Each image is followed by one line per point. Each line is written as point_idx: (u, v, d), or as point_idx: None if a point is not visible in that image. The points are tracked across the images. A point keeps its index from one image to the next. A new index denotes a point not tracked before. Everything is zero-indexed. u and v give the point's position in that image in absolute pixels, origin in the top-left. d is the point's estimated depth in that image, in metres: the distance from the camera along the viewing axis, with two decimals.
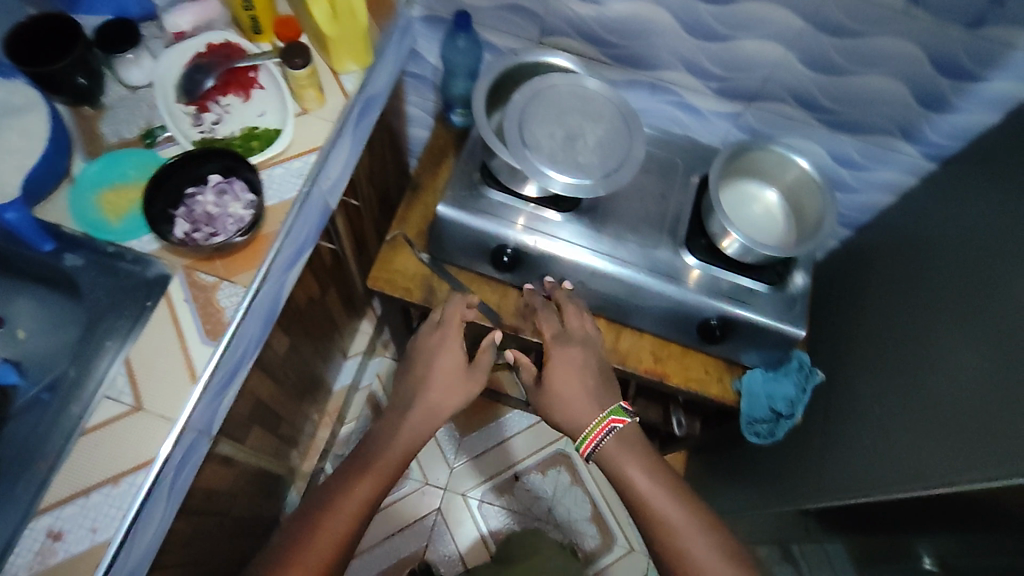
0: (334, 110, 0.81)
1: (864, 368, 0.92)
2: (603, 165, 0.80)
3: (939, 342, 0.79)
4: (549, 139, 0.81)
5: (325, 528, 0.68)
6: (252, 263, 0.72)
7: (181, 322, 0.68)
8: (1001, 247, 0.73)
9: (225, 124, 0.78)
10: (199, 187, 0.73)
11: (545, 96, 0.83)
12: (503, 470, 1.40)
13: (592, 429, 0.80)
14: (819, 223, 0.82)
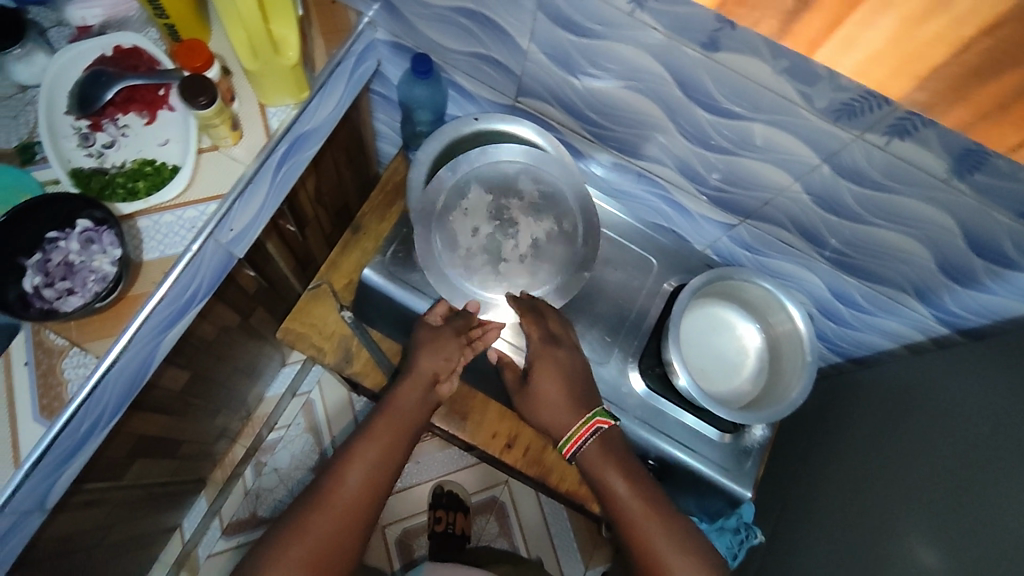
0: (250, 150, 0.71)
1: (824, 519, 0.81)
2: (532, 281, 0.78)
3: (895, 547, 0.66)
4: (480, 241, 0.78)
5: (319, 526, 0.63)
6: (112, 330, 0.63)
7: (17, 393, 0.61)
8: (980, 474, 0.61)
9: (118, 150, 0.69)
10: (64, 231, 0.64)
11: (492, 183, 0.78)
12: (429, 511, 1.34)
13: (574, 431, 0.72)
14: (788, 389, 0.73)
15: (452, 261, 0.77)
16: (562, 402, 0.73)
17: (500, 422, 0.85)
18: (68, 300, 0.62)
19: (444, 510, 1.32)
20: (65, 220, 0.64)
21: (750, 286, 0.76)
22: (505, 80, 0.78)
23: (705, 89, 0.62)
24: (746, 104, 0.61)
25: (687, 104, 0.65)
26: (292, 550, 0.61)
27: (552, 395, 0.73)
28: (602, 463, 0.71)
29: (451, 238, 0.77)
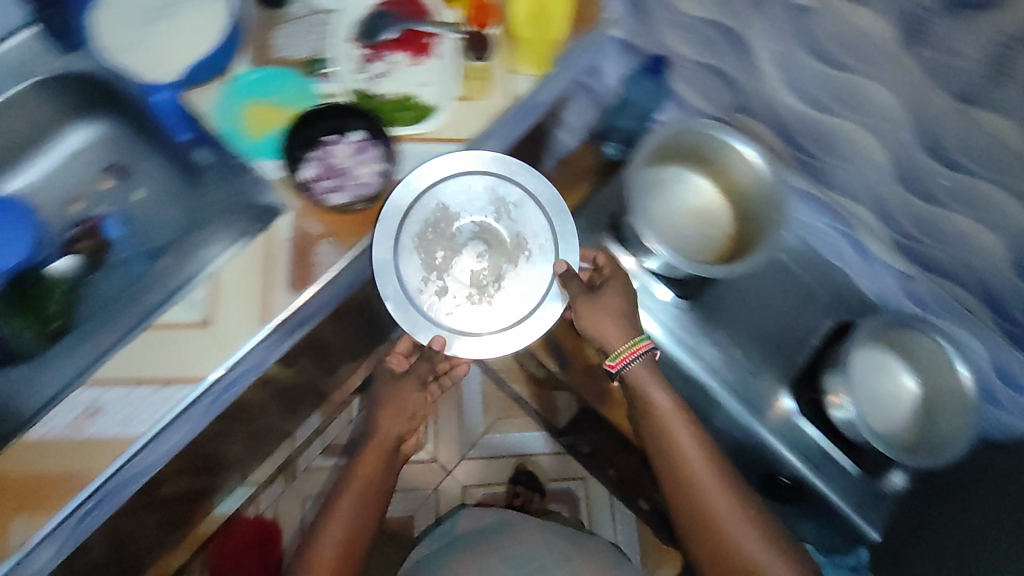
0: (493, 108, 0.77)
1: None
2: (511, 312, 0.76)
3: None
4: (454, 270, 0.76)
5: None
6: (359, 231, 0.72)
7: (274, 263, 0.69)
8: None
9: (386, 81, 0.77)
10: (340, 136, 0.73)
11: (461, 211, 0.77)
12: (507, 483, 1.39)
13: (624, 350, 0.75)
14: (946, 446, 0.75)
15: (410, 280, 0.74)
16: (617, 309, 0.75)
17: None
18: (335, 196, 0.71)
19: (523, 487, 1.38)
20: (341, 126, 0.73)
21: (923, 337, 0.78)
22: (727, 96, 0.84)
23: (943, 139, 0.65)
24: (982, 161, 0.64)
25: (920, 153, 0.68)
26: None
27: (613, 319, 0.75)
28: (644, 376, 0.76)
29: (421, 267, 0.75)
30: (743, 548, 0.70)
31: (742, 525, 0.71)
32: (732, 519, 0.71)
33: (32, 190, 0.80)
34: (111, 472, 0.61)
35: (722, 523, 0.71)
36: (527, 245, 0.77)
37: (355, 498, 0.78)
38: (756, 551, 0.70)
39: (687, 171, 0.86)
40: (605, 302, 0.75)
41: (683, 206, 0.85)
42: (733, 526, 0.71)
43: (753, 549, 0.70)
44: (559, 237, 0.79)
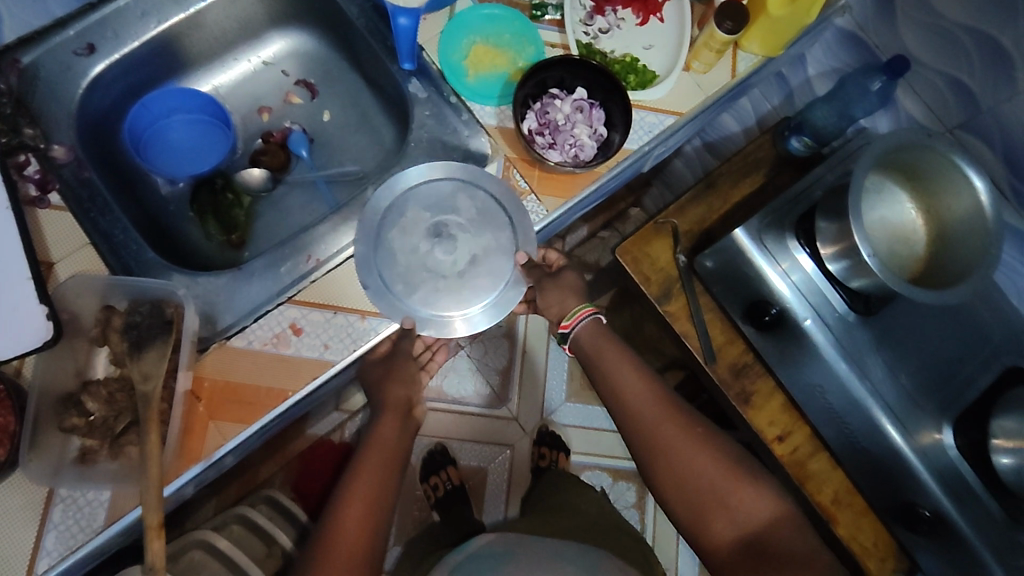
0: (714, 83, 0.74)
1: None
2: (472, 300, 0.65)
3: None
4: (419, 264, 0.66)
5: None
6: (565, 193, 0.69)
7: (478, 210, 0.67)
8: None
9: (609, 40, 0.75)
10: (562, 92, 0.71)
11: (432, 209, 0.67)
12: (581, 453, 1.40)
13: (574, 309, 0.76)
14: None
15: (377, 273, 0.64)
16: (572, 289, 0.77)
17: (781, 413, 0.87)
18: (549, 153, 0.69)
19: (549, 448, 1.35)
20: (562, 83, 0.72)
21: None
22: (954, 108, 0.84)
23: None
24: None
25: None
26: None
27: (567, 292, 0.77)
28: (597, 338, 0.77)
29: (394, 259, 0.65)
30: (710, 478, 0.71)
31: (711, 457, 0.71)
32: (692, 450, 0.72)
33: (222, 96, 0.80)
34: (307, 392, 0.61)
35: (696, 464, 0.71)
36: (496, 238, 0.67)
37: (379, 473, 0.68)
38: (727, 485, 0.71)
39: (888, 185, 0.83)
40: (562, 284, 0.77)
41: (883, 219, 0.82)
42: (700, 459, 0.71)
43: (717, 476, 0.71)
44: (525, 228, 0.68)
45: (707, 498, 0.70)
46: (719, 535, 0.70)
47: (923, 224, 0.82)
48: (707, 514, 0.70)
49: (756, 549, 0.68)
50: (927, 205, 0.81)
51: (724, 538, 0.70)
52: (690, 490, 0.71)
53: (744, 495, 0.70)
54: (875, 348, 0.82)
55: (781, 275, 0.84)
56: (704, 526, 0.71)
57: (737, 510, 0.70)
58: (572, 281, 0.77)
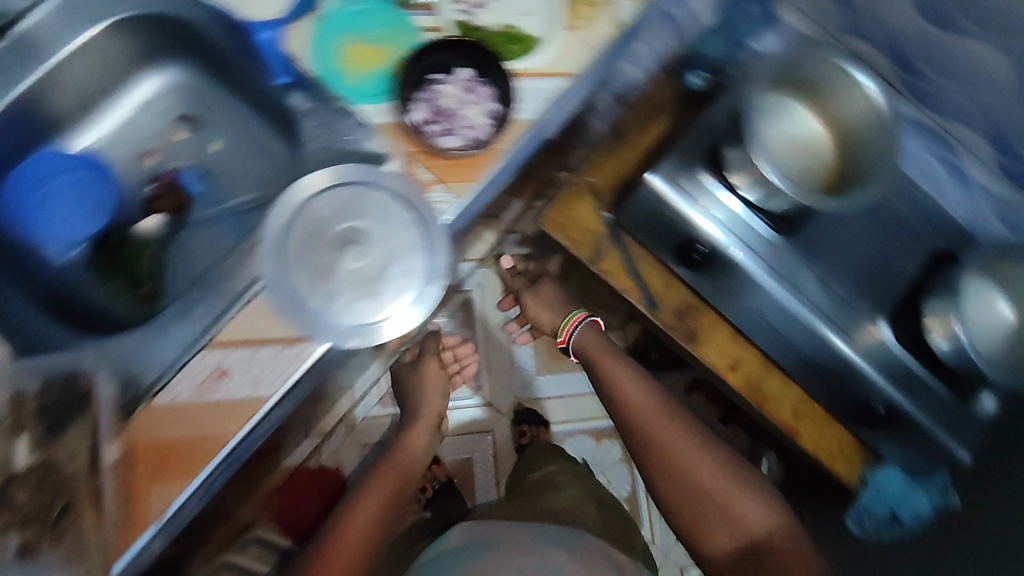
0: (600, 36, 0.72)
1: None
2: (391, 302, 0.65)
3: None
4: (333, 276, 0.64)
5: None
6: (471, 176, 0.67)
7: (384, 210, 0.65)
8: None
9: (487, 11, 0.71)
10: (447, 75, 0.69)
11: (337, 219, 0.65)
12: (563, 420, 1.41)
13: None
14: None
15: (290, 293, 0.62)
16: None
17: (730, 344, 0.89)
18: (447, 139, 0.66)
19: (530, 425, 1.37)
20: (445, 65, 0.70)
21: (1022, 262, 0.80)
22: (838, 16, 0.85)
23: None
24: None
25: None
26: None
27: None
28: None
29: (305, 276, 0.63)
30: (710, 488, 0.85)
31: (693, 451, 0.87)
32: (679, 440, 0.88)
33: (103, 148, 0.77)
34: (246, 433, 0.59)
35: (677, 453, 0.87)
36: (405, 236, 0.66)
37: None
38: (734, 495, 0.84)
39: (789, 99, 0.84)
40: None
41: (786, 135, 0.84)
42: (715, 476, 0.85)
43: (726, 485, 0.85)
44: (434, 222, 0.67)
45: (708, 505, 0.84)
46: (720, 545, 0.83)
47: (828, 132, 0.83)
48: (712, 520, 0.84)
49: (756, 562, 0.80)
50: (828, 112, 0.82)
51: (723, 544, 0.83)
52: (663, 461, 0.88)
53: (743, 501, 0.84)
54: (806, 264, 0.84)
55: (707, 217, 0.83)
56: (709, 536, 0.84)
57: (737, 516, 0.83)
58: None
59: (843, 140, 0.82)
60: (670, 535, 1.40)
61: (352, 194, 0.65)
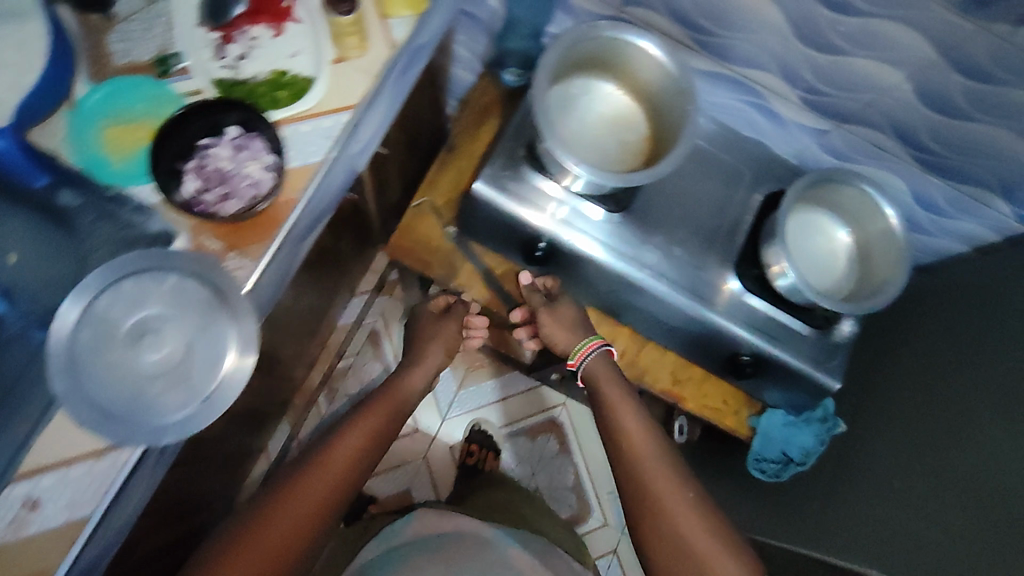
0: (375, 61, 0.71)
1: (877, 420, 0.89)
2: (204, 383, 0.63)
3: (961, 434, 0.76)
4: (137, 371, 0.62)
5: (282, 521, 0.68)
6: (265, 236, 0.65)
7: (175, 293, 0.63)
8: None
9: (250, 63, 0.68)
10: (214, 138, 0.65)
11: (128, 312, 0.63)
12: (499, 428, 1.42)
13: (580, 346, 0.87)
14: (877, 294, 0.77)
15: (90, 404, 0.59)
16: (572, 319, 0.88)
17: (597, 326, 0.92)
18: (227, 205, 0.63)
19: (478, 446, 1.38)
20: (212, 128, 0.66)
21: (850, 188, 0.80)
22: None
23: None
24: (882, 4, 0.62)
25: (819, 11, 0.66)
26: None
27: (567, 327, 0.88)
28: (603, 369, 0.86)
29: (105, 380, 0.61)
30: (698, 546, 0.69)
31: (688, 511, 0.72)
32: (675, 500, 0.73)
33: None
34: (76, 556, 0.58)
35: (649, 477, 0.75)
36: (205, 313, 0.64)
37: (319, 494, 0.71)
38: (713, 557, 0.69)
39: (595, 77, 0.84)
40: (561, 314, 0.88)
41: (596, 114, 0.84)
42: (700, 539, 0.70)
43: (706, 544, 0.69)
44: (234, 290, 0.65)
45: (690, 565, 0.69)
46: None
47: (637, 108, 0.85)
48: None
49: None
50: (633, 85, 0.83)
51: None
52: (640, 511, 0.74)
53: (721, 562, 0.68)
54: (647, 236, 0.84)
55: (544, 216, 0.82)
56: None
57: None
58: (569, 310, 0.89)
59: (651, 113, 0.84)
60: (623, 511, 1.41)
61: (138, 284, 0.63)
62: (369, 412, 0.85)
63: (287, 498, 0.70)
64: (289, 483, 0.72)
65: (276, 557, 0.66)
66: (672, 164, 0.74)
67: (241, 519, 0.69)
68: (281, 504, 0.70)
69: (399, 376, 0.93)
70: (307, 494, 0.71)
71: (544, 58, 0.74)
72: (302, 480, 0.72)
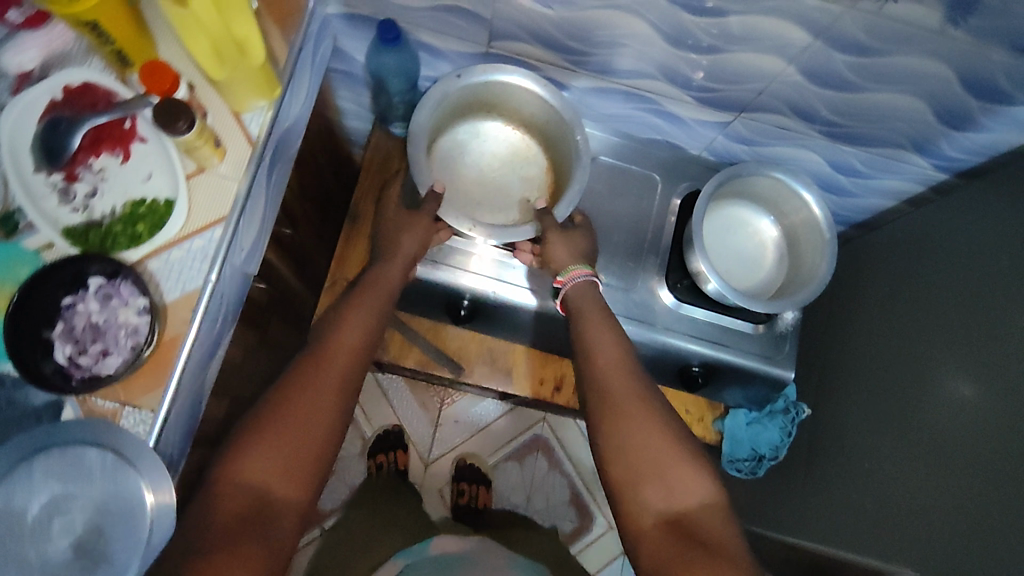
0: (238, 164, 0.66)
1: (849, 387, 0.89)
2: (126, 558, 0.58)
3: (926, 389, 0.76)
4: (50, 563, 0.57)
5: (300, 413, 0.59)
6: (159, 381, 0.61)
7: (75, 469, 0.58)
8: (1007, 299, 0.68)
9: (104, 198, 0.63)
10: (78, 293, 0.60)
11: (30, 500, 0.58)
12: (485, 459, 1.34)
13: (570, 266, 0.72)
14: (809, 283, 0.75)
15: None
16: (582, 249, 0.75)
17: (545, 368, 0.91)
18: (107, 363, 0.59)
19: (468, 483, 1.30)
20: (74, 282, 0.60)
21: (761, 178, 0.78)
22: None
23: (709, 2, 0.58)
24: (749, 4, 0.58)
25: (688, 20, 0.62)
26: (262, 459, 0.57)
27: (573, 250, 0.74)
28: (581, 300, 0.72)
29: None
30: (653, 452, 0.60)
31: (645, 414, 0.62)
32: (640, 423, 0.62)
33: None
34: None
35: (610, 379, 0.65)
36: (110, 482, 0.58)
37: (337, 368, 0.64)
38: (676, 463, 0.59)
39: (484, 119, 0.81)
40: (574, 242, 0.74)
41: (491, 156, 0.82)
42: (661, 443, 0.60)
43: (667, 451, 0.60)
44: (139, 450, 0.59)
45: (639, 474, 0.59)
46: (646, 516, 0.58)
47: (531, 141, 0.82)
48: (641, 485, 0.59)
49: (682, 535, 0.55)
50: (522, 120, 0.80)
51: (650, 516, 0.58)
52: (599, 412, 0.64)
53: (682, 473, 0.59)
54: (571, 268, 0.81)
55: (455, 273, 0.78)
56: (632, 493, 0.59)
57: (675, 488, 0.58)
58: (582, 242, 0.75)
59: (547, 145, 0.81)
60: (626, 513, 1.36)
61: (31, 469, 0.57)
62: (370, 296, 0.71)
63: (305, 397, 0.61)
64: (303, 374, 0.62)
65: (295, 478, 0.57)
66: (567, 209, 0.71)
67: (244, 421, 0.60)
68: (297, 396, 0.60)
69: (390, 244, 0.74)
70: (322, 386, 0.62)
71: (419, 113, 0.70)
72: (317, 387, 0.62)
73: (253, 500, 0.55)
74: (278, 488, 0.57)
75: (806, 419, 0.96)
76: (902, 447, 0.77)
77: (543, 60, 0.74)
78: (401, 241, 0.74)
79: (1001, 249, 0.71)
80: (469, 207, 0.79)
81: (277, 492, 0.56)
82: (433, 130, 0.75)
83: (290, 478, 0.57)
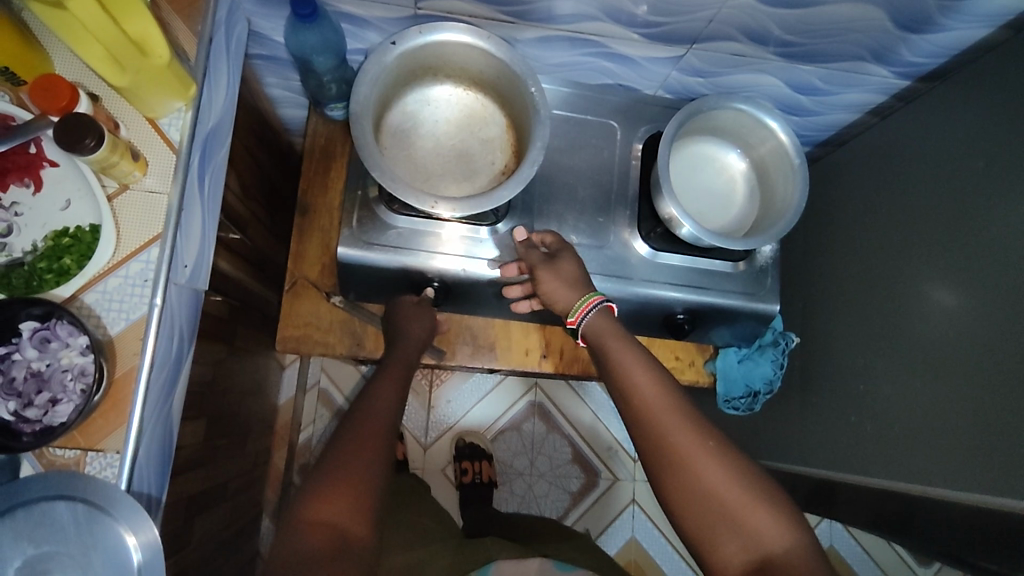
0: (163, 175, 0.61)
1: (831, 308, 0.88)
2: None
3: (908, 300, 0.75)
4: None
5: (360, 450, 0.60)
6: (118, 419, 0.57)
7: (44, 528, 0.54)
8: (981, 200, 0.67)
9: (22, 235, 0.58)
10: (12, 342, 0.55)
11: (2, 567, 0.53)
12: (483, 433, 1.33)
13: (580, 304, 0.69)
14: (785, 213, 0.73)
15: None
16: (574, 277, 0.71)
17: (528, 337, 0.89)
18: (57, 411, 0.55)
19: (469, 460, 1.28)
20: (5, 330, 0.55)
21: (723, 111, 0.75)
22: None
23: None
24: None
25: None
26: (329, 502, 0.56)
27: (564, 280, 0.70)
28: (605, 334, 0.68)
29: None
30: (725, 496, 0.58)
31: None
32: (696, 453, 0.59)
33: None
34: None
35: None
36: (88, 536, 0.54)
37: (386, 417, 0.65)
38: (741, 498, 0.57)
39: (428, 87, 0.76)
40: (563, 270, 0.70)
41: (445, 124, 0.76)
42: (721, 483, 0.58)
43: (736, 494, 0.58)
44: (110, 498, 0.54)
45: (714, 517, 0.57)
46: (730, 561, 0.56)
47: (486, 100, 0.77)
48: (716, 533, 0.57)
49: None
50: (472, 79, 0.75)
51: (735, 562, 0.56)
52: None
53: None
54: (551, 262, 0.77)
55: (421, 253, 0.74)
56: (708, 542, 0.57)
57: (748, 530, 0.56)
58: (573, 267, 0.71)
59: (503, 102, 0.76)
60: (628, 464, 1.36)
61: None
62: (396, 365, 0.73)
63: (358, 438, 0.61)
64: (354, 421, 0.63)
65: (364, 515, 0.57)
66: (531, 170, 0.66)
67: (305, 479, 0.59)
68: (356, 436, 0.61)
69: (397, 327, 0.77)
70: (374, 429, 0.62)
71: (356, 92, 0.64)
72: (369, 430, 0.62)
73: (333, 538, 0.54)
74: (350, 521, 0.55)
75: (795, 347, 0.95)
76: (891, 360, 0.77)
77: (478, 15, 0.68)
78: (406, 325, 0.77)
79: (974, 151, 0.69)
80: (430, 181, 0.74)
81: (351, 529, 0.55)
82: (378, 106, 0.70)
83: (358, 513, 0.56)
